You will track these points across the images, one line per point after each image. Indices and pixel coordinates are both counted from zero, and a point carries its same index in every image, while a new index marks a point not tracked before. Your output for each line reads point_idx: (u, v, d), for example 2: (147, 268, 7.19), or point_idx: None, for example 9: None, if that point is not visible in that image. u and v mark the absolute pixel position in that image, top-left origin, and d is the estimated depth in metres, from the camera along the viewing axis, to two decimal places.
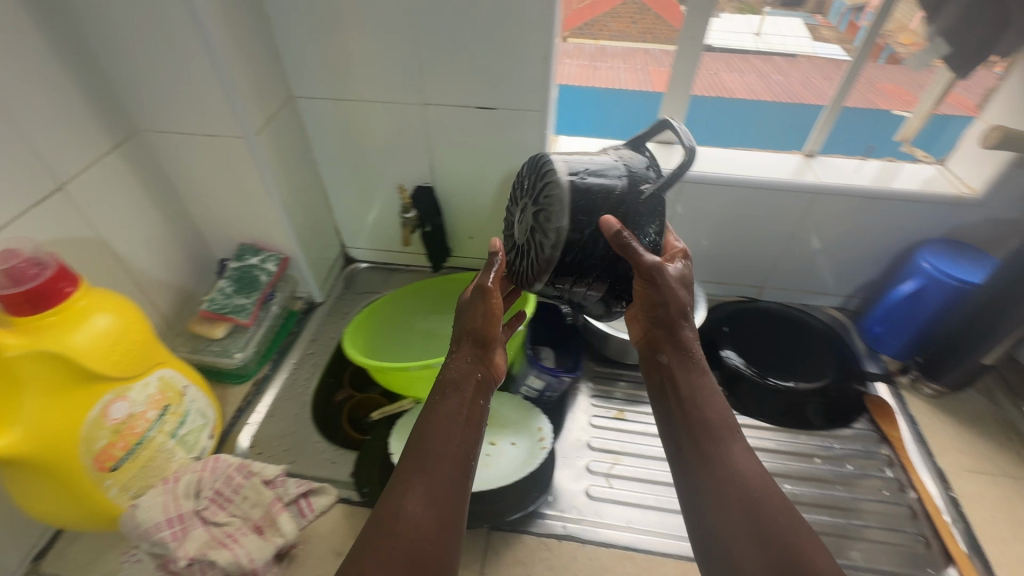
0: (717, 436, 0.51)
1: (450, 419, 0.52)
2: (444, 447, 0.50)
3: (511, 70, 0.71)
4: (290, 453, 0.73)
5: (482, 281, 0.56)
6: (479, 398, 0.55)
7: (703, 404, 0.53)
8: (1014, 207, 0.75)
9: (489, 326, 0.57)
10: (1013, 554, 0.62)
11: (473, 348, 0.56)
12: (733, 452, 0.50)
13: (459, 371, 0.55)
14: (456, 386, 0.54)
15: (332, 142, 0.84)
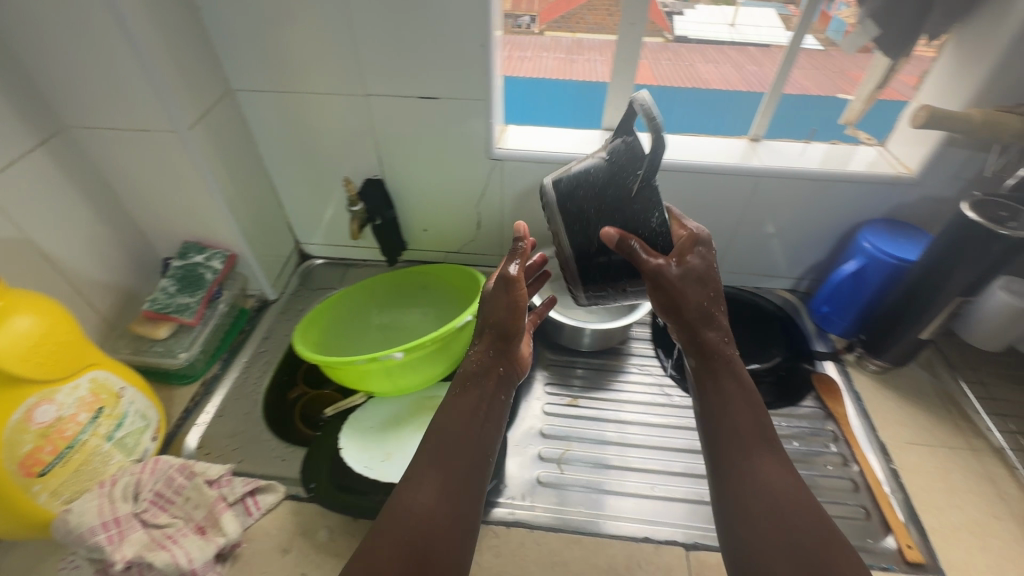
0: (744, 446, 0.49)
1: (467, 416, 0.53)
2: (460, 443, 0.50)
3: (450, 58, 0.71)
4: (239, 452, 0.72)
5: (504, 272, 0.58)
6: (498, 395, 0.56)
7: (729, 411, 0.52)
8: (948, 185, 0.77)
9: (512, 320, 0.59)
10: (947, 521, 0.64)
11: (495, 342, 0.59)
12: (760, 463, 0.47)
13: (481, 364, 0.57)
14: (475, 382, 0.56)
15: (276, 137, 0.82)
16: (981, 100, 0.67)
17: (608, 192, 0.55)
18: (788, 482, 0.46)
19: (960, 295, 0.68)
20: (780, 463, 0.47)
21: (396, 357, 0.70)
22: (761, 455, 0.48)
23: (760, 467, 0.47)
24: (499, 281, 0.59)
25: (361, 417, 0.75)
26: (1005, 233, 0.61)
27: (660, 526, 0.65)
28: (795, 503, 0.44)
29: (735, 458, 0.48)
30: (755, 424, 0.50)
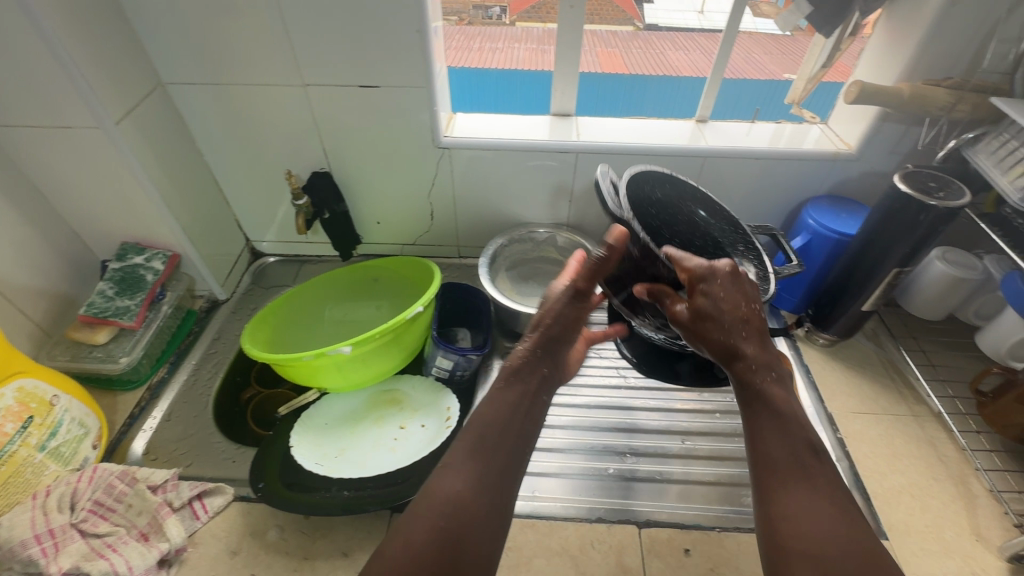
0: (781, 476, 0.41)
1: (510, 407, 0.48)
2: (504, 431, 0.46)
3: (388, 45, 0.70)
4: (186, 455, 0.70)
5: (573, 284, 0.58)
6: (542, 395, 0.52)
7: (763, 440, 0.44)
8: (887, 159, 0.78)
9: (565, 328, 0.57)
10: (889, 485, 0.66)
11: (546, 348, 0.55)
12: (799, 496, 0.40)
13: (529, 363, 0.53)
14: (520, 378, 0.52)
15: (215, 131, 0.80)
16: (909, 75, 0.69)
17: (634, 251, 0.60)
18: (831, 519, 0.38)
19: (897, 266, 0.69)
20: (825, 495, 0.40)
21: (344, 352, 0.69)
22: (802, 487, 0.41)
23: (799, 499, 0.40)
24: (565, 292, 0.58)
25: (315, 413, 0.74)
26: (933, 203, 0.62)
27: (614, 506, 0.65)
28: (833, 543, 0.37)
29: (771, 489, 0.41)
30: (799, 454, 0.42)
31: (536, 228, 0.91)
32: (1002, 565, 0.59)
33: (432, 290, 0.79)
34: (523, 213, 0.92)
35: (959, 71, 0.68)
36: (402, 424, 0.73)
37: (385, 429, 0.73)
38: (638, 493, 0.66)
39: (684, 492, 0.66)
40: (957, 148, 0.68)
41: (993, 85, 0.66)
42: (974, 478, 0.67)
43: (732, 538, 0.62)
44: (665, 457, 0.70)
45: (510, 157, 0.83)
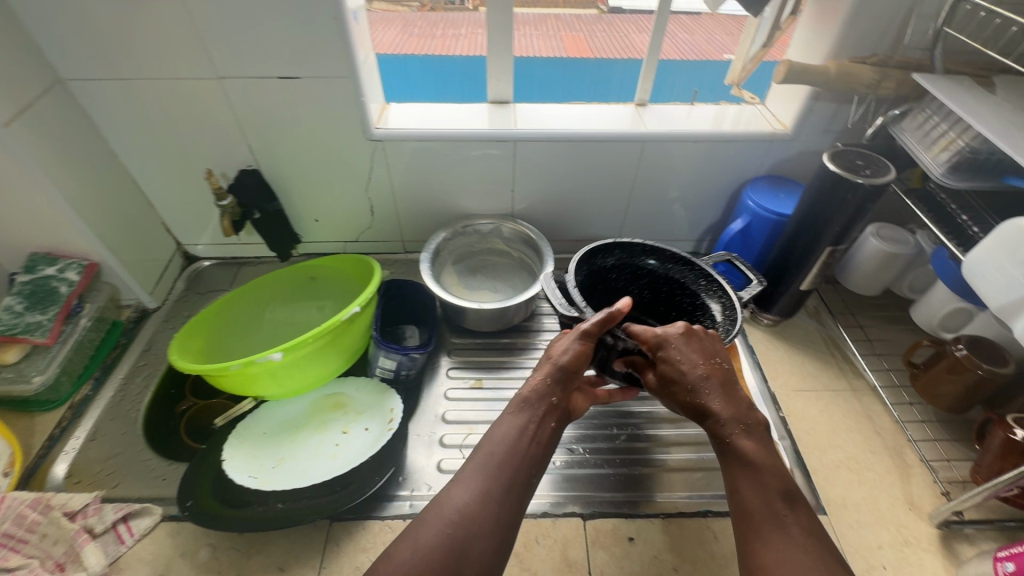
0: (756, 527, 0.43)
1: (518, 430, 0.48)
2: (514, 448, 0.46)
3: (305, 34, 0.66)
4: (113, 476, 0.66)
5: (583, 328, 0.52)
6: (551, 421, 0.50)
7: (740, 493, 0.45)
8: (821, 138, 0.79)
9: (575, 364, 0.52)
10: (827, 460, 0.68)
11: (554, 382, 0.51)
12: (774, 547, 0.41)
13: (539, 391, 0.50)
14: (530, 404, 0.49)
15: (128, 131, 0.75)
16: (837, 53, 0.69)
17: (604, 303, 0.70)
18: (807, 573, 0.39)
19: (831, 244, 0.70)
20: (801, 544, 0.41)
21: (274, 358, 0.66)
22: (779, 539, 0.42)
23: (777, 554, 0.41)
24: (573, 333, 0.53)
25: (252, 422, 0.71)
26: (861, 181, 0.62)
27: (563, 500, 0.64)
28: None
29: (749, 539, 0.43)
30: (774, 506, 0.43)
31: (479, 220, 0.89)
32: (933, 531, 0.61)
33: (371, 288, 0.76)
34: (466, 205, 0.90)
35: (884, 48, 0.68)
36: (344, 429, 0.70)
37: (328, 435, 0.70)
38: (586, 485, 0.65)
39: (630, 480, 0.66)
40: (885, 125, 0.69)
41: (916, 61, 0.67)
42: (908, 449, 0.68)
43: (676, 523, 0.62)
44: (613, 447, 0.69)
45: (447, 147, 0.80)
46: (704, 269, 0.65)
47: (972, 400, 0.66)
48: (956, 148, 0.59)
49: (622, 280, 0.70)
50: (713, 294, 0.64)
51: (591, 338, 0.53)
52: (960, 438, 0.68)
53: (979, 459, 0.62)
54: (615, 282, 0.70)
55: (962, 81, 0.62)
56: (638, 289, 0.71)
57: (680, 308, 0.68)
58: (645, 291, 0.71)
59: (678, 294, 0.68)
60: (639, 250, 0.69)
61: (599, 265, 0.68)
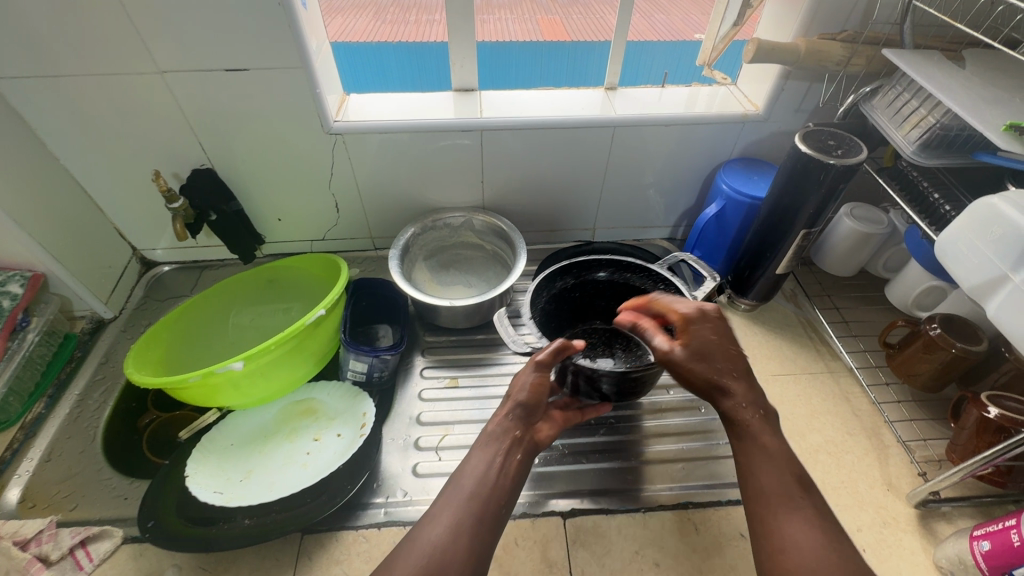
0: (769, 506, 0.42)
1: (485, 466, 0.46)
2: (484, 482, 0.45)
3: (249, 22, 0.62)
4: (71, 498, 0.63)
5: (536, 359, 0.52)
6: (517, 453, 0.48)
7: (754, 474, 0.44)
8: (793, 118, 0.78)
9: (532, 398, 0.51)
10: (807, 444, 0.67)
11: (515, 416, 0.50)
12: (791, 526, 0.41)
13: (500, 425, 0.49)
14: (494, 438, 0.48)
15: (67, 131, 0.70)
16: (807, 30, 0.67)
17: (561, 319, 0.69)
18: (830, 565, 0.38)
19: (805, 228, 0.69)
20: (817, 531, 0.40)
21: (235, 368, 0.63)
22: (798, 527, 0.40)
23: (797, 542, 0.40)
24: (527, 364, 0.52)
25: (218, 434, 0.68)
26: (833, 162, 0.61)
27: (547, 498, 0.62)
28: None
29: (763, 520, 0.42)
30: (790, 489, 0.43)
31: (449, 214, 0.86)
32: (911, 511, 0.61)
33: (336, 289, 0.73)
34: (435, 198, 0.86)
35: (854, 23, 0.67)
36: (315, 437, 0.68)
37: (298, 443, 0.68)
38: (566, 482, 0.64)
39: (610, 475, 0.65)
40: (856, 104, 0.68)
41: (885, 36, 0.66)
42: (886, 429, 0.68)
43: (657, 517, 0.61)
44: (594, 440, 0.68)
45: (411, 139, 0.77)
46: (659, 274, 0.64)
47: (947, 378, 0.66)
48: (927, 125, 0.58)
49: (584, 293, 0.70)
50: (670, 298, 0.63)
51: (547, 367, 0.52)
52: (937, 417, 0.68)
53: (955, 438, 0.62)
54: (580, 298, 0.70)
55: (932, 56, 0.60)
56: (599, 300, 0.71)
57: None
58: (613, 302, 0.71)
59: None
60: (595, 265, 0.68)
61: (559, 288, 0.68)
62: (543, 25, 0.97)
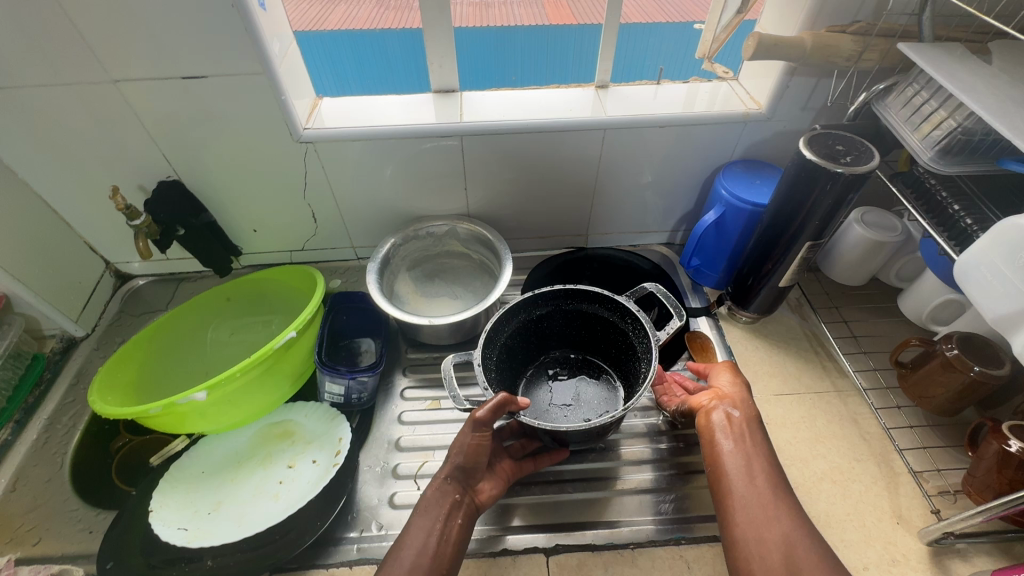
0: (771, 489, 0.49)
1: (430, 531, 0.49)
2: (424, 554, 0.48)
3: (202, 26, 0.57)
4: (35, 532, 0.61)
5: (474, 416, 0.51)
6: (458, 518, 0.51)
7: (748, 462, 0.51)
8: (798, 118, 0.72)
9: (469, 460, 0.53)
10: (811, 472, 0.63)
11: (453, 480, 0.53)
12: (785, 510, 0.47)
13: (439, 489, 0.52)
14: (433, 504, 0.51)
15: (23, 145, 0.67)
16: (813, 22, 0.61)
17: (519, 355, 0.66)
18: (811, 557, 0.44)
19: (812, 239, 0.63)
20: (797, 513, 0.47)
21: (199, 398, 0.60)
22: (786, 512, 0.47)
23: (783, 523, 0.46)
24: (466, 423, 0.52)
25: (188, 462, 0.65)
26: (841, 170, 0.55)
27: (510, 532, 0.59)
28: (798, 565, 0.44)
29: (762, 497, 0.48)
30: (779, 481, 0.50)
31: (432, 222, 0.81)
32: (922, 548, 0.57)
33: (311, 304, 0.70)
34: (417, 205, 0.82)
35: (866, 15, 0.61)
36: (290, 464, 0.65)
37: (271, 471, 0.64)
38: (535, 516, 0.60)
39: (597, 506, 0.61)
40: (867, 103, 0.62)
41: (901, 28, 0.59)
42: (896, 456, 0.64)
43: (647, 553, 0.57)
44: (582, 466, 0.64)
45: (388, 147, 0.72)
46: (624, 307, 0.60)
47: (965, 402, 0.60)
48: (947, 128, 0.52)
49: (550, 325, 0.66)
50: (637, 334, 0.60)
51: (485, 425, 0.52)
52: (952, 443, 0.63)
53: (972, 470, 0.57)
54: (547, 328, 0.67)
55: (952, 49, 0.54)
56: (564, 330, 0.68)
57: (616, 344, 0.65)
58: (581, 330, 0.67)
59: (611, 333, 0.64)
60: (561, 296, 0.64)
61: (522, 321, 0.63)
62: (548, 10, 0.99)
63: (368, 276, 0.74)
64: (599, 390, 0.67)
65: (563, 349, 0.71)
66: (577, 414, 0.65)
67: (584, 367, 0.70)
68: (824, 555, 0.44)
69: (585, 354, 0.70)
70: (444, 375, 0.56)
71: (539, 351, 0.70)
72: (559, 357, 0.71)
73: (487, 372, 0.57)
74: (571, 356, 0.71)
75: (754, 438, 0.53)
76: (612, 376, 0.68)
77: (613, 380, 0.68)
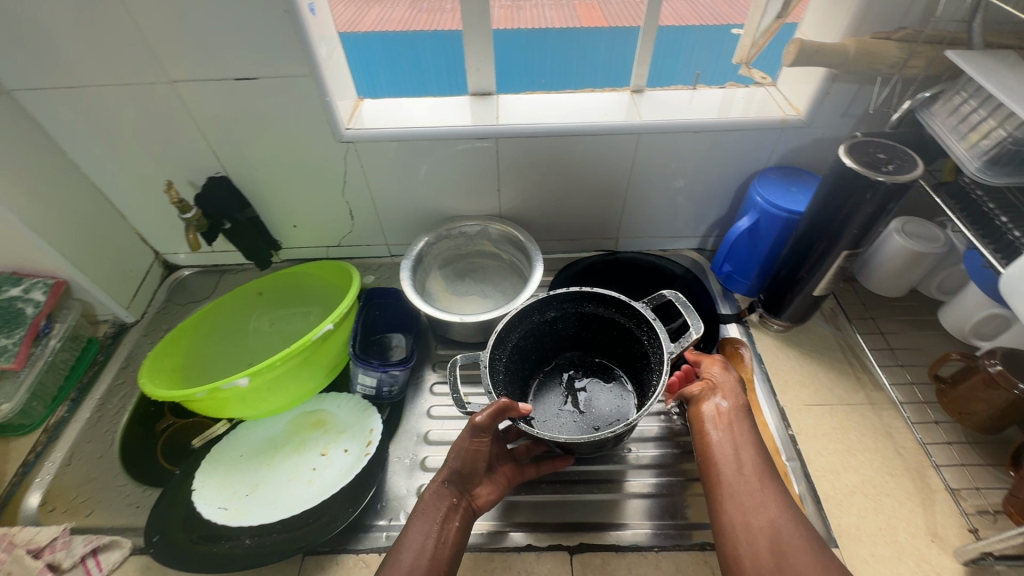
0: (758, 476, 0.49)
1: (427, 532, 0.51)
2: (420, 556, 0.50)
3: (254, 31, 0.60)
4: (87, 504, 0.65)
5: (474, 421, 0.51)
6: (455, 519, 0.53)
7: (735, 451, 0.52)
8: (838, 124, 0.71)
9: (467, 464, 0.54)
10: (842, 485, 0.62)
11: (451, 483, 0.54)
12: (771, 496, 0.48)
13: (436, 492, 0.53)
14: (431, 507, 0.53)
15: (85, 141, 0.71)
16: (856, 28, 0.60)
17: (532, 356, 0.67)
18: (796, 542, 0.45)
19: (848, 248, 0.62)
20: (784, 499, 0.48)
21: (241, 384, 0.63)
22: (772, 498, 0.48)
23: (769, 509, 0.47)
24: (465, 427, 0.52)
25: (228, 445, 0.68)
26: (882, 179, 0.54)
27: (513, 529, 0.61)
28: (784, 549, 0.45)
29: (749, 485, 0.49)
30: (767, 469, 0.50)
31: (465, 223, 0.83)
32: (957, 567, 0.55)
33: (348, 299, 0.72)
34: (450, 206, 0.83)
35: (912, 21, 0.60)
36: (323, 452, 0.67)
37: (305, 457, 0.67)
38: (539, 513, 0.62)
39: (623, 508, 0.62)
40: (911, 111, 0.61)
41: (950, 34, 0.58)
42: (932, 472, 0.62)
43: (671, 557, 0.59)
44: (607, 467, 0.65)
45: (425, 147, 0.74)
46: (640, 314, 0.60)
47: (1008, 420, 0.59)
48: (996, 138, 0.51)
49: (565, 326, 0.67)
50: (651, 342, 0.59)
51: (483, 430, 0.52)
52: (992, 462, 0.62)
53: (1014, 490, 0.55)
54: (562, 329, 0.67)
55: (1004, 56, 0.53)
56: (578, 333, 0.68)
57: (631, 349, 0.65)
58: (598, 333, 0.67)
59: (627, 338, 0.64)
60: (578, 298, 0.64)
61: (537, 322, 0.64)
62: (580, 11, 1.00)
63: (400, 274, 0.76)
64: (610, 397, 0.67)
65: (579, 351, 0.71)
66: (587, 420, 0.65)
67: (599, 371, 0.70)
68: (806, 538, 0.45)
69: (599, 359, 0.71)
70: (451, 372, 0.57)
71: (554, 353, 0.70)
72: (575, 359, 0.71)
73: (493, 372, 0.58)
74: (585, 360, 0.71)
75: (741, 426, 0.53)
76: (625, 381, 0.68)
77: (626, 386, 0.68)
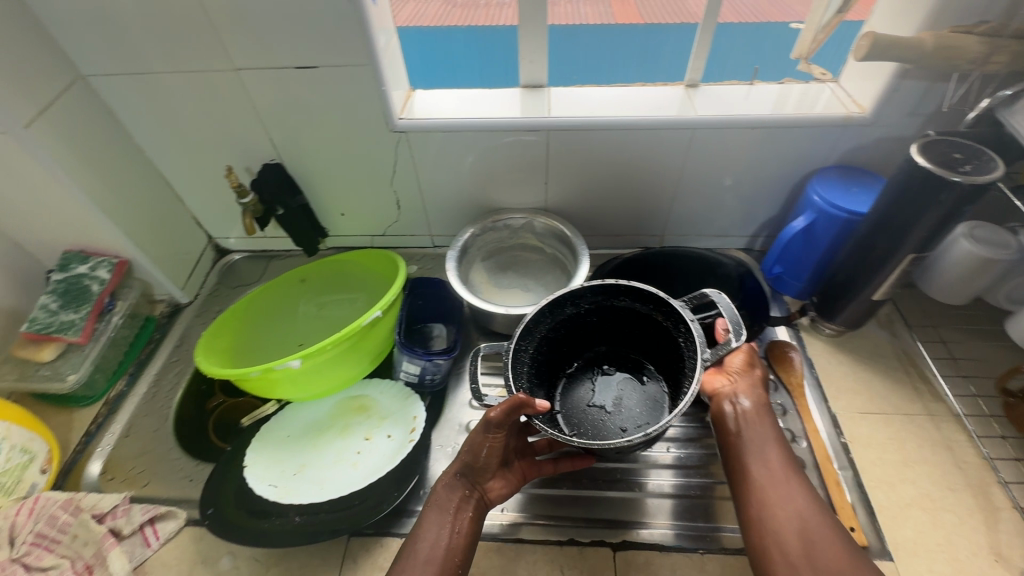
0: (781, 468, 0.51)
1: (440, 524, 0.51)
2: (434, 547, 0.50)
3: (318, 21, 0.61)
4: (144, 475, 0.67)
5: (487, 416, 0.51)
6: (468, 510, 0.53)
7: (759, 445, 0.53)
8: (905, 122, 0.68)
9: (478, 458, 0.54)
10: (898, 497, 0.60)
11: (463, 476, 0.54)
12: (795, 488, 0.50)
13: (448, 487, 0.53)
14: (442, 500, 0.53)
15: (151, 126, 0.74)
16: (934, 22, 0.58)
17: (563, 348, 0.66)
18: (822, 532, 0.46)
19: (914, 252, 0.60)
20: (808, 491, 0.49)
21: (294, 365, 0.64)
22: (797, 490, 0.49)
23: (795, 501, 0.49)
24: (479, 423, 0.52)
25: (277, 425, 0.70)
26: (958, 179, 0.52)
27: (531, 524, 0.61)
28: (811, 540, 0.46)
29: (772, 478, 0.51)
30: (791, 463, 0.51)
31: (510, 216, 0.84)
32: None
33: (394, 287, 0.72)
34: (496, 198, 0.84)
35: (997, 13, 0.57)
36: (367, 437, 0.68)
37: (350, 441, 0.68)
38: (580, 506, 0.62)
39: (667, 507, 0.62)
40: (990, 109, 0.59)
41: None
42: (997, 489, 0.60)
43: (717, 561, 0.58)
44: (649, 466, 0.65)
45: (475, 139, 0.74)
46: (676, 312, 0.57)
47: None
48: None
49: (598, 319, 0.65)
50: (687, 346, 0.57)
51: (498, 426, 0.51)
52: None
53: None
54: (594, 323, 0.66)
55: None
56: (612, 326, 0.67)
57: (665, 348, 0.63)
58: (631, 329, 0.65)
59: (661, 337, 0.62)
60: (612, 292, 0.62)
61: (568, 314, 0.63)
62: None
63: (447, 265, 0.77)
64: (642, 397, 0.66)
65: (611, 345, 0.70)
66: (614, 418, 0.65)
67: (633, 367, 0.68)
68: (830, 529, 0.47)
69: (636, 355, 0.69)
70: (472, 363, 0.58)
71: (585, 346, 0.69)
72: (608, 352, 0.70)
73: (518, 364, 0.58)
74: (620, 355, 0.70)
75: (764, 422, 0.55)
76: (658, 381, 0.66)
77: (659, 386, 0.66)
